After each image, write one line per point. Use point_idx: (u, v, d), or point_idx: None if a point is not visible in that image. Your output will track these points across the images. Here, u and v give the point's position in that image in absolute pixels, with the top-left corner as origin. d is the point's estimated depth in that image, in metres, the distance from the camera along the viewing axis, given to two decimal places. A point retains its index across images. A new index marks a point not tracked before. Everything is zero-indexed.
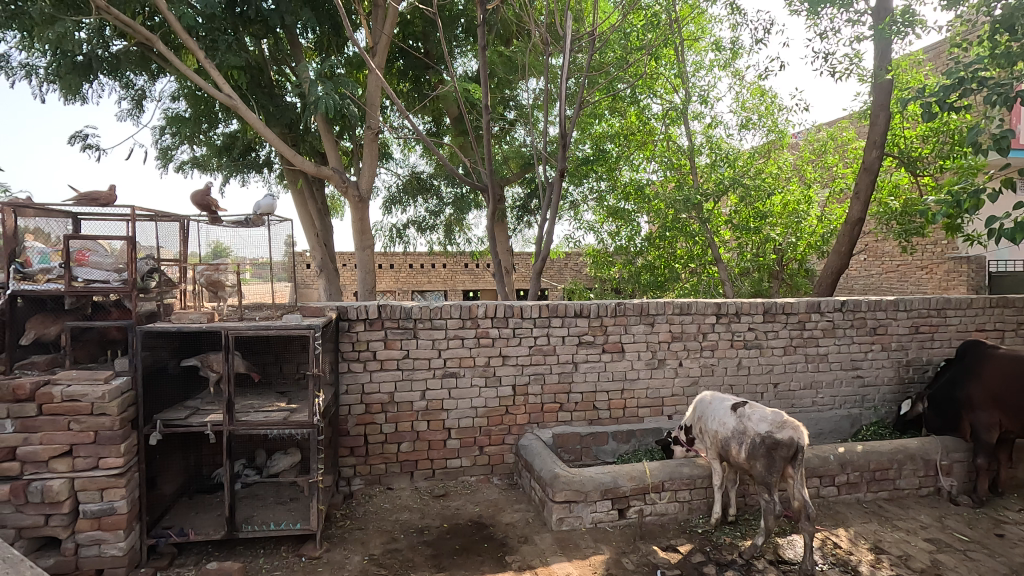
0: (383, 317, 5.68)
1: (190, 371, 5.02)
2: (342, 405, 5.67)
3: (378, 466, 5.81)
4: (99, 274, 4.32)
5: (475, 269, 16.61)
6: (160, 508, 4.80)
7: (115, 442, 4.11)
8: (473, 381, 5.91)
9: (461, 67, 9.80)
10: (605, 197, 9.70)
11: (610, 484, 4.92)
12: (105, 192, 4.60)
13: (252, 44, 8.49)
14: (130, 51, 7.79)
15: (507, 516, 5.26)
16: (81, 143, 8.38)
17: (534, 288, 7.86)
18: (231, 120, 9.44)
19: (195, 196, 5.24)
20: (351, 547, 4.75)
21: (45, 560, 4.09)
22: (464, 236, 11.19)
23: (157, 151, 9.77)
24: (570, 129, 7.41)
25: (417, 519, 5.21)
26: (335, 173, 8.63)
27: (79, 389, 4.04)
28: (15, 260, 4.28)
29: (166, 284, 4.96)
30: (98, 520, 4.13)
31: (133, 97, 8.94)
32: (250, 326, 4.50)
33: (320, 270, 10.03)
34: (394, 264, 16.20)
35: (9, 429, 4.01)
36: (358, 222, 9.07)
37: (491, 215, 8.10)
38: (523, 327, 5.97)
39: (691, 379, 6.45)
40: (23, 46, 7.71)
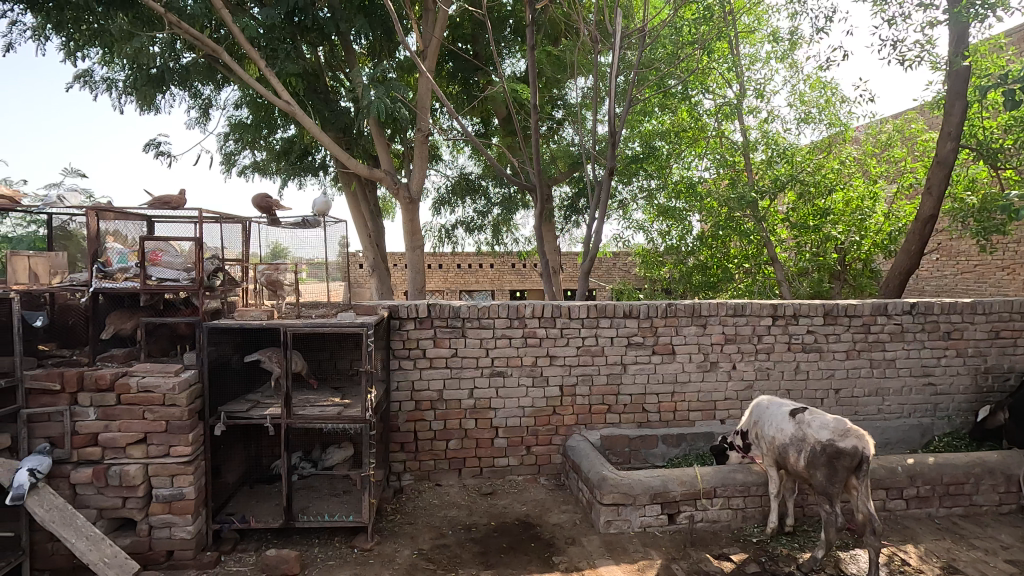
0: (432, 316, 5.77)
1: (252, 366, 5.27)
2: (392, 402, 5.80)
3: (427, 462, 5.91)
4: (171, 274, 4.59)
5: (522, 269, 16.64)
6: (224, 495, 5.05)
7: (184, 431, 4.37)
8: (520, 381, 5.92)
9: (510, 68, 9.86)
10: (655, 196, 9.51)
11: (660, 489, 4.82)
12: (176, 196, 4.89)
13: (310, 52, 8.82)
14: (197, 62, 8.23)
15: (554, 516, 5.24)
16: (154, 151, 8.92)
17: (581, 288, 7.79)
18: (289, 126, 9.83)
19: (257, 199, 5.51)
20: (400, 540, 4.86)
21: (122, 539, 4.40)
22: (512, 237, 11.24)
23: (222, 157, 10.28)
24: (620, 128, 7.27)
25: (465, 516, 5.27)
26: (387, 175, 8.84)
27: (153, 381, 4.32)
28: (97, 260, 4.61)
29: (231, 283, 5.22)
30: (169, 504, 4.40)
31: (201, 106, 9.46)
32: (306, 324, 4.67)
33: (372, 269, 10.30)
34: (442, 264, 16.44)
35: (92, 416, 4.31)
36: (408, 222, 9.22)
37: (538, 216, 8.07)
38: (571, 327, 5.94)
39: (746, 383, 6.23)
40: (104, 61, 8.29)
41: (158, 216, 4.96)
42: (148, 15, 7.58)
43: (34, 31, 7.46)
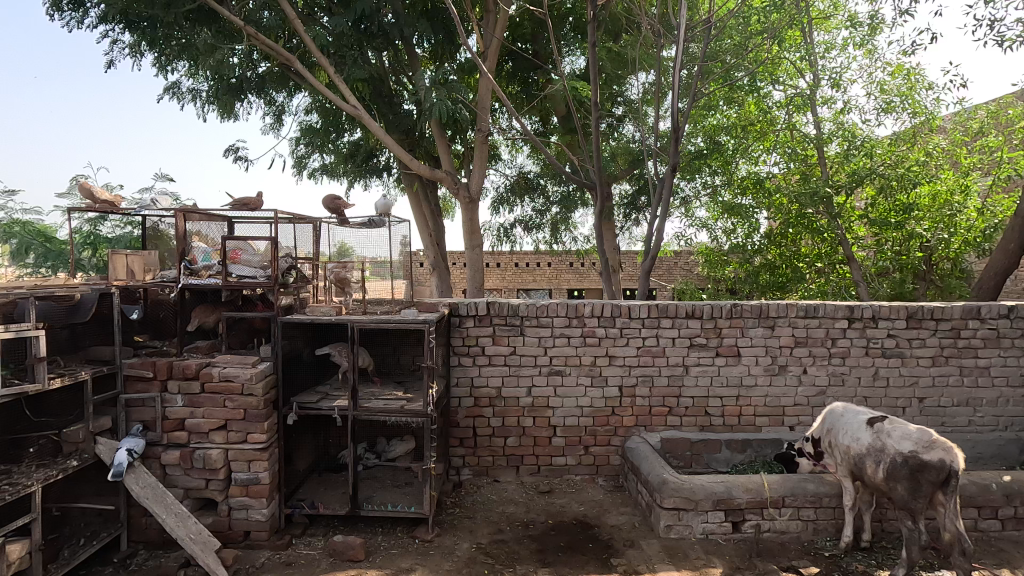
0: (492, 313, 5.84)
1: (321, 359, 5.52)
2: (452, 398, 5.92)
3: (486, 458, 5.99)
4: (249, 271, 4.90)
5: (580, 269, 16.53)
6: (295, 481, 5.33)
7: (260, 419, 4.64)
8: (579, 380, 5.89)
9: (569, 66, 9.82)
10: (720, 193, 9.18)
11: (724, 495, 4.66)
12: (254, 198, 5.20)
13: (375, 57, 9.11)
14: (272, 71, 8.70)
15: (612, 518, 5.19)
16: (233, 156, 9.51)
17: (641, 287, 7.65)
18: (356, 130, 10.21)
19: (327, 201, 5.77)
20: (460, 534, 4.96)
21: (206, 518, 4.73)
22: (570, 235, 11.20)
23: (294, 160, 10.81)
24: (683, 123, 7.05)
25: (522, 513, 5.30)
26: (448, 175, 9.01)
27: (233, 371, 4.61)
28: (185, 257, 4.96)
29: (303, 279, 5.48)
30: (246, 487, 4.69)
31: (275, 112, 9.98)
32: (372, 320, 4.84)
33: (433, 267, 10.56)
34: (500, 263, 16.62)
35: (179, 403, 4.66)
36: (469, 222, 9.35)
37: (598, 214, 7.98)
38: (631, 327, 5.85)
39: (818, 389, 5.92)
40: (190, 73, 8.90)
41: (237, 217, 5.29)
42: (229, 28, 8.09)
43: (131, 48, 8.12)
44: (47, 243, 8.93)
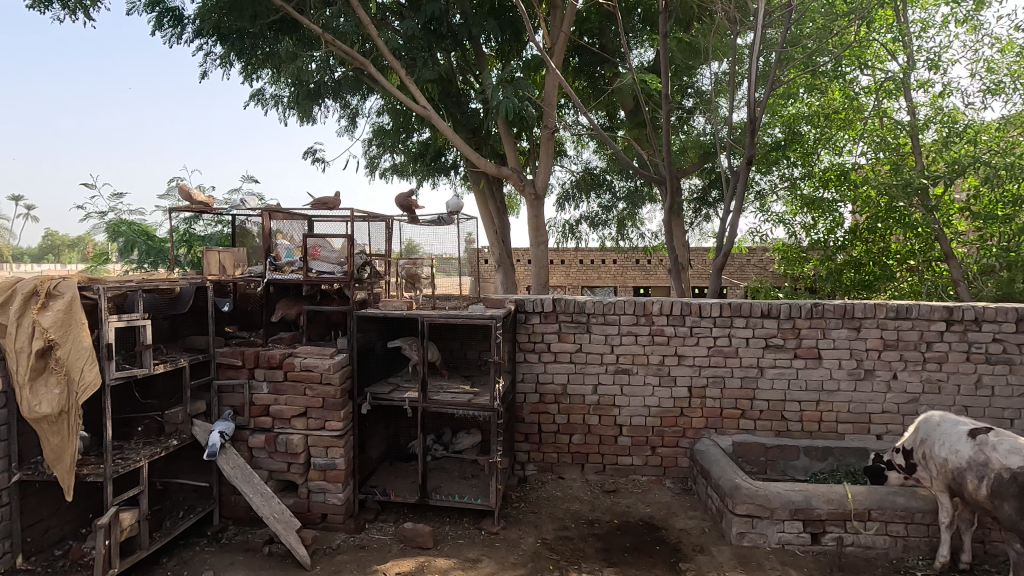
0: (557, 310, 5.83)
1: (393, 352, 5.73)
2: (518, 393, 5.97)
3: (551, 454, 6.00)
4: (327, 267, 5.14)
5: (646, 266, 16.18)
6: (368, 469, 5.56)
7: (337, 408, 4.89)
8: (646, 379, 5.78)
9: (637, 58, 9.62)
10: (799, 186, 8.70)
11: (802, 504, 4.43)
12: (332, 198, 5.47)
13: (444, 58, 9.31)
14: (347, 75, 9.07)
15: (680, 521, 5.06)
16: (311, 158, 10.01)
17: (713, 285, 7.38)
18: (424, 130, 10.46)
19: (400, 198, 5.98)
20: (525, 528, 5.00)
21: (288, 499, 5.04)
22: (637, 232, 10.99)
23: (366, 160, 11.24)
24: (760, 113, 6.71)
25: (587, 511, 5.28)
26: (514, 172, 9.06)
27: (313, 361, 4.88)
28: (270, 254, 5.29)
29: (376, 275, 5.71)
30: (324, 472, 4.95)
31: (349, 115, 10.42)
32: (441, 315, 4.97)
33: (498, 263, 10.67)
34: (565, 260, 16.56)
35: (265, 390, 4.98)
36: (534, 219, 9.37)
37: (667, 209, 7.78)
38: (702, 326, 5.66)
39: (909, 396, 5.50)
40: (273, 81, 9.45)
41: (317, 216, 5.57)
42: (309, 37, 8.51)
43: (222, 60, 8.71)
44: (150, 241, 9.78)
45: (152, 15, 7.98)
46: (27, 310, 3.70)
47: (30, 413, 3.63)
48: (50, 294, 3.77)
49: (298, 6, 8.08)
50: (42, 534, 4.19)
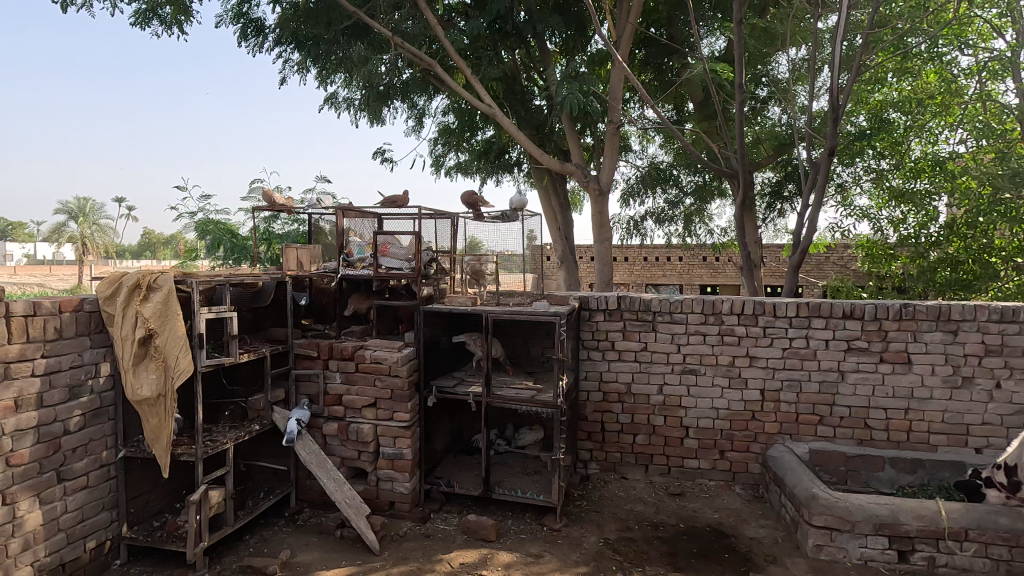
0: (622, 308, 5.74)
1: (457, 347, 5.83)
2: (581, 391, 5.92)
3: (614, 454, 5.91)
4: (396, 263, 5.31)
5: (714, 263, 15.63)
6: (434, 460, 5.69)
7: (405, 400, 5.05)
8: (715, 380, 5.58)
9: (707, 48, 9.28)
10: (886, 177, 8.10)
11: (888, 519, 4.13)
12: (401, 196, 5.64)
13: (509, 56, 9.36)
14: (415, 77, 9.30)
15: (751, 529, 4.85)
16: (380, 158, 10.36)
17: (788, 284, 7.00)
18: (488, 128, 10.55)
19: (466, 196, 6.08)
20: (587, 526, 4.97)
21: (358, 486, 5.25)
22: (705, 228, 10.63)
23: (432, 159, 11.50)
24: (844, 100, 6.29)
25: (652, 514, 5.17)
26: (578, 168, 8.97)
27: (382, 354, 5.06)
28: (343, 251, 5.52)
29: (442, 271, 5.84)
30: (392, 461, 5.12)
31: (416, 115, 10.69)
32: (505, 311, 5.00)
33: (561, 260, 10.61)
34: (629, 257, 16.26)
35: (338, 381, 5.21)
36: (598, 215, 9.23)
37: (739, 204, 7.45)
38: (776, 326, 5.39)
39: (1015, 407, 5.01)
40: (346, 85, 9.85)
41: (387, 214, 5.77)
42: (379, 40, 8.79)
43: (299, 66, 9.17)
44: (234, 238, 10.44)
45: (237, 27, 8.52)
46: (131, 302, 4.05)
47: (133, 396, 3.99)
48: (150, 287, 4.10)
49: (369, 11, 8.37)
50: (143, 506, 4.58)
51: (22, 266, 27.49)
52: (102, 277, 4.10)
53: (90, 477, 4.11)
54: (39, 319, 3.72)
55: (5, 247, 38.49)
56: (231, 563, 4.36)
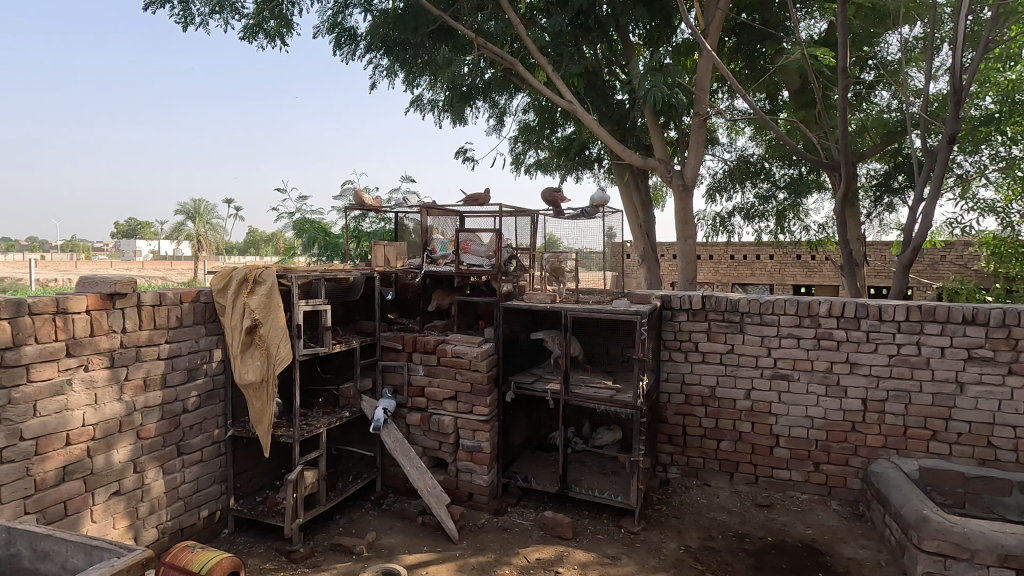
0: (707, 308, 5.50)
1: (536, 344, 5.86)
2: (662, 392, 5.75)
3: (696, 459, 5.69)
4: (477, 261, 5.42)
5: (809, 262, 14.68)
6: (511, 455, 5.77)
7: (484, 394, 5.16)
8: (809, 387, 5.22)
9: (805, 31, 8.68)
10: (1018, 166, 7.20)
11: (1016, 550, 3.67)
12: (483, 194, 5.74)
13: (590, 51, 9.25)
14: (496, 76, 9.41)
15: (849, 549, 4.50)
16: (462, 157, 10.60)
17: (897, 285, 6.41)
18: (568, 124, 10.48)
19: (546, 193, 6.09)
20: (667, 532, 4.82)
21: (438, 475, 5.43)
22: (800, 224, 9.98)
23: (512, 157, 11.61)
24: (968, 80, 5.64)
25: (737, 524, 4.93)
26: (661, 163, 8.68)
27: (463, 348, 5.19)
28: (426, 248, 5.70)
29: (522, 268, 5.88)
30: (471, 453, 5.25)
31: (497, 114, 10.83)
32: (584, 309, 4.95)
33: (642, 258, 10.33)
34: (714, 255, 15.60)
35: (421, 373, 5.41)
36: (682, 211, 8.90)
37: (840, 198, 6.90)
38: (882, 331, 4.95)
39: None
40: (430, 87, 10.15)
41: (469, 212, 5.89)
42: (462, 42, 8.97)
43: (387, 71, 9.57)
44: (327, 237, 11.09)
45: (332, 36, 9.04)
46: (240, 294, 4.42)
47: (241, 380, 4.36)
48: (256, 280, 4.45)
49: (453, 14, 8.57)
50: (248, 482, 5.00)
51: (148, 262, 30.79)
52: (216, 272, 4.51)
53: (204, 452, 4.54)
54: (164, 308, 4.15)
55: (135, 244, 43.24)
56: (323, 539, 4.66)
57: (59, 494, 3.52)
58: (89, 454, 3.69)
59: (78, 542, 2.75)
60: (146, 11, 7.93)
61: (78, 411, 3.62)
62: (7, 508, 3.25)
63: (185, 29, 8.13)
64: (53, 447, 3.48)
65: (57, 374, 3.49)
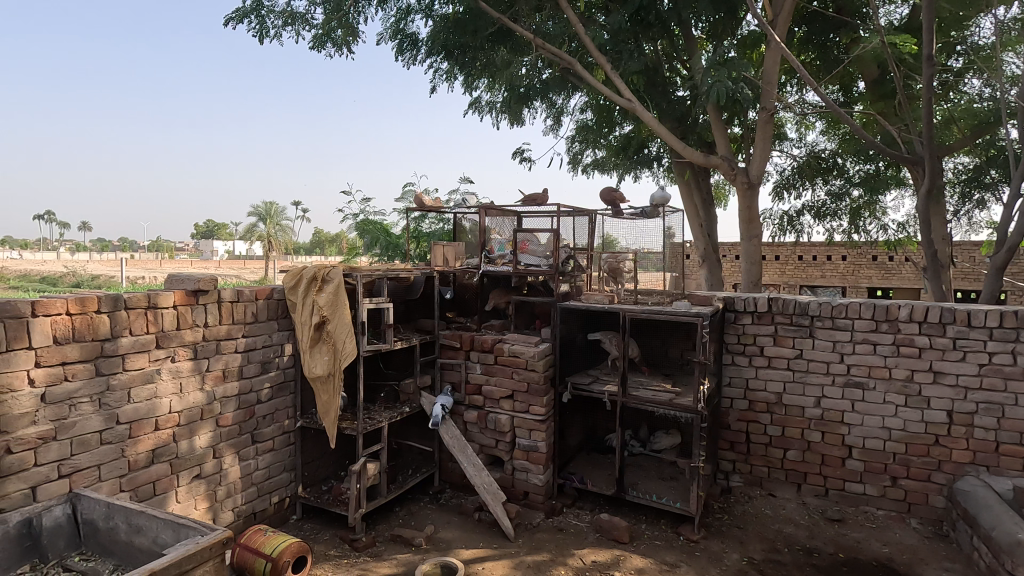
0: (774, 311, 5.28)
1: (592, 345, 5.81)
2: (724, 397, 5.56)
3: (760, 468, 5.47)
4: (534, 260, 5.45)
5: (887, 264, 13.83)
6: (567, 456, 5.75)
7: (540, 394, 5.17)
8: (887, 396, 4.91)
9: (884, 18, 8.17)
10: None
11: None
12: (541, 194, 5.76)
13: (651, 47, 9.08)
14: (554, 76, 9.39)
15: (931, 571, 4.20)
16: (519, 157, 10.65)
17: (988, 288, 5.93)
18: (627, 123, 10.32)
19: (604, 192, 6.04)
20: (729, 542, 4.67)
21: (495, 473, 5.49)
22: (876, 223, 9.40)
23: (569, 157, 11.56)
24: None
25: (805, 538, 4.71)
26: (725, 160, 8.38)
27: (520, 348, 5.22)
28: (485, 248, 5.79)
29: (579, 269, 5.85)
30: (527, 452, 5.27)
31: (555, 114, 10.82)
32: (643, 310, 4.86)
33: (703, 259, 10.03)
34: (780, 255, 14.93)
35: (478, 371, 5.48)
36: (747, 210, 8.57)
37: (923, 195, 6.44)
38: (971, 338, 4.59)
39: None
40: (488, 88, 10.27)
41: (526, 212, 5.92)
42: (520, 43, 9.01)
43: (447, 74, 9.76)
44: (388, 237, 11.44)
45: (395, 43, 9.32)
46: (310, 292, 4.64)
47: (309, 373, 4.57)
48: (325, 279, 4.65)
49: (512, 16, 8.63)
50: (315, 471, 5.24)
51: (224, 261, 32.71)
52: (287, 270, 4.74)
53: (276, 441, 4.80)
54: (241, 304, 4.41)
55: (213, 244, 46.14)
56: (384, 530, 4.81)
57: (149, 475, 3.82)
58: (175, 439, 3.98)
59: (167, 520, 2.98)
60: (226, 25, 8.45)
61: (166, 399, 3.91)
62: (105, 485, 3.57)
63: (261, 41, 8.61)
64: (144, 431, 3.78)
65: (148, 364, 3.79)
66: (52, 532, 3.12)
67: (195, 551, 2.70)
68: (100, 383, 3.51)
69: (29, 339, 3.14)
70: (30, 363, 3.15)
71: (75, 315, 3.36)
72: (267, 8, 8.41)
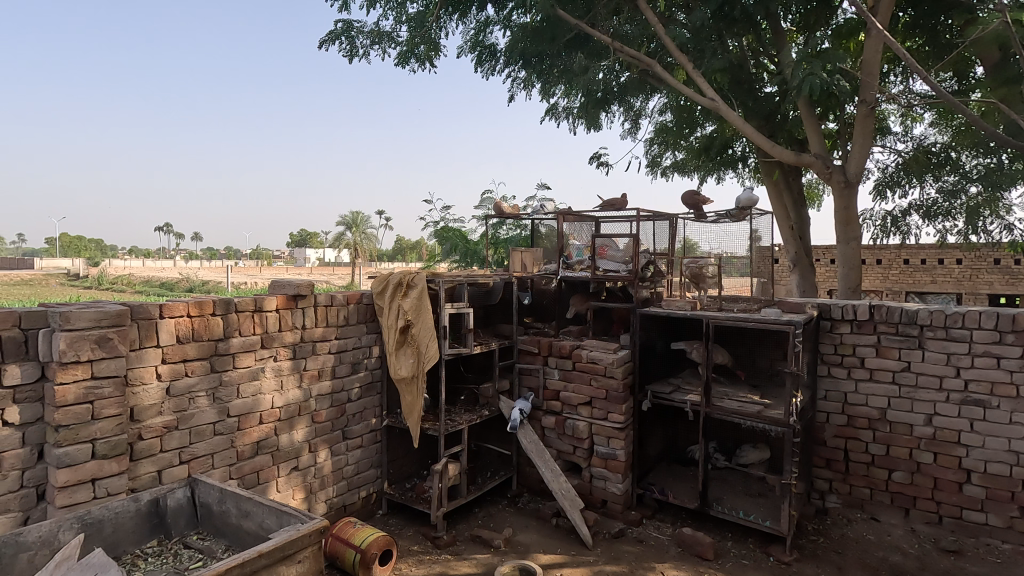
0: (876, 320, 4.88)
1: (673, 352, 5.65)
2: (819, 411, 5.20)
3: (861, 489, 5.07)
4: (614, 265, 5.33)
5: (1013, 268, 12.39)
6: (647, 466, 5.61)
7: (619, 401, 5.10)
8: (1013, 416, 4.39)
9: None
10: None
11: None
12: (620, 199, 5.70)
13: (735, 44, 8.71)
14: (633, 78, 9.24)
15: None
16: (596, 162, 10.58)
17: None
18: (709, 123, 9.96)
19: (687, 196, 5.89)
20: (825, 567, 4.36)
21: (572, 479, 5.46)
22: (999, 223, 8.44)
23: (648, 160, 11.33)
24: None
25: (914, 568, 4.30)
26: (818, 159, 7.86)
27: (599, 354, 5.18)
28: (563, 253, 5.79)
29: (660, 274, 5.72)
30: (606, 460, 5.21)
31: (633, 117, 10.66)
32: (729, 317, 4.66)
33: (794, 264, 9.45)
34: (883, 259, 13.76)
35: (556, 377, 5.48)
36: (843, 211, 8.01)
37: None
38: None
39: None
40: (565, 94, 10.29)
41: (605, 218, 5.88)
42: (598, 48, 8.98)
43: (524, 82, 9.90)
44: (467, 243, 11.72)
45: (474, 54, 9.57)
46: (395, 296, 4.87)
47: (395, 374, 4.78)
48: (409, 284, 4.86)
49: (590, 20, 8.59)
50: (399, 469, 5.46)
51: (315, 268, 34.79)
52: (376, 276, 5.00)
53: (364, 438, 5.06)
54: (334, 308, 4.71)
55: (305, 252, 49.44)
56: (464, 529, 4.93)
57: (254, 465, 4.16)
58: (276, 432, 4.32)
59: (271, 507, 3.23)
60: (320, 47, 9.04)
61: (268, 395, 4.24)
62: (218, 472, 3.93)
63: (350, 61, 9.14)
64: (250, 424, 4.12)
65: (254, 362, 4.14)
66: (176, 511, 3.47)
67: (296, 537, 2.91)
68: (214, 378, 3.88)
69: (158, 338, 3.54)
70: (158, 359, 3.54)
71: (195, 317, 3.74)
72: (357, 29, 8.94)
